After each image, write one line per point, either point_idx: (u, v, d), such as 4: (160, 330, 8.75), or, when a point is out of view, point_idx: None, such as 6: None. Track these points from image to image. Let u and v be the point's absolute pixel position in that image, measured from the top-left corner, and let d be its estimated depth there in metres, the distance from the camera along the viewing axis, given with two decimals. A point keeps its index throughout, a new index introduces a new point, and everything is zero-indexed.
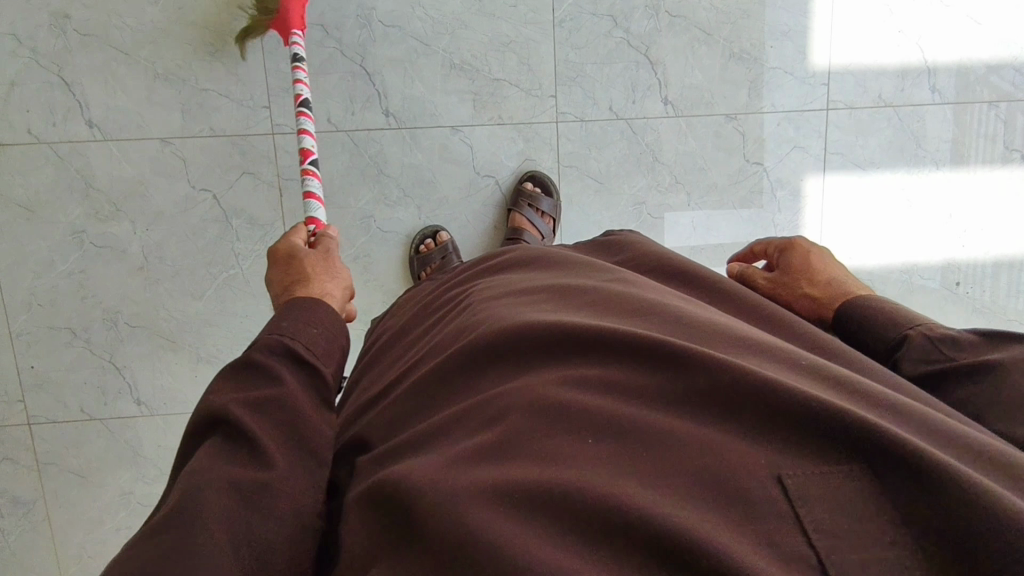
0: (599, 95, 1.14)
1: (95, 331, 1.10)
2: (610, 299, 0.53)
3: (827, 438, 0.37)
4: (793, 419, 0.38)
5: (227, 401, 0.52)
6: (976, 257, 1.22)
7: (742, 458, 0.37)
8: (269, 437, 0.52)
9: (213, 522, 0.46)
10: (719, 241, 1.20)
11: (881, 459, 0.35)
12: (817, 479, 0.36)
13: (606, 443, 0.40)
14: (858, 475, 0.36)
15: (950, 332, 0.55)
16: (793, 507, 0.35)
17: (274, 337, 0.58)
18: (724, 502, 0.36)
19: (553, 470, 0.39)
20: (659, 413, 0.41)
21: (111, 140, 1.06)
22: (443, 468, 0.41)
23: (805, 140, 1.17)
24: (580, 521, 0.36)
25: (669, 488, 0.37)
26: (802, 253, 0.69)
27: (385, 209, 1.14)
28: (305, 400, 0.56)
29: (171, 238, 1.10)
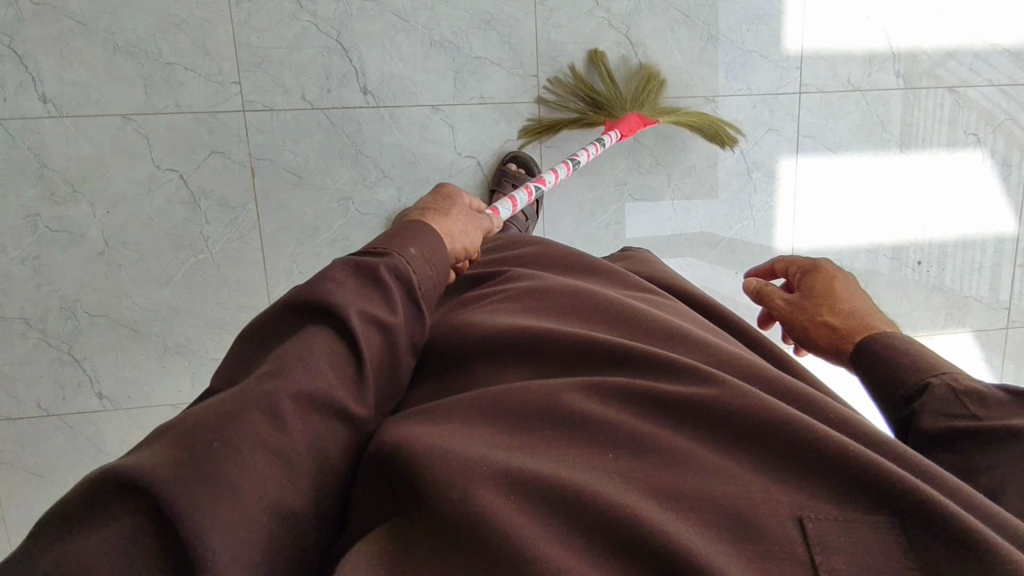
0: (582, 75, 1.09)
1: (52, 322, 1.04)
2: (632, 311, 0.50)
3: (856, 482, 0.34)
4: (822, 458, 0.34)
5: (350, 306, 0.47)
6: (934, 238, 1.22)
7: (764, 492, 0.34)
8: (373, 365, 0.47)
9: (302, 430, 0.41)
10: (698, 224, 1.17)
11: (911, 514, 0.32)
12: (839, 528, 0.33)
13: (628, 456, 0.37)
14: (882, 528, 0.32)
15: (977, 386, 0.52)
16: (810, 553, 0.32)
17: (402, 261, 0.52)
18: (739, 535, 0.32)
19: (571, 472, 0.35)
20: (687, 432, 0.38)
21: (66, 115, 0.99)
22: (449, 443, 0.37)
23: (779, 123, 1.14)
24: (599, 534, 0.32)
25: (691, 510, 0.34)
26: (826, 279, 0.68)
27: (365, 191, 1.08)
28: (408, 340, 0.51)
29: (135, 222, 1.03)
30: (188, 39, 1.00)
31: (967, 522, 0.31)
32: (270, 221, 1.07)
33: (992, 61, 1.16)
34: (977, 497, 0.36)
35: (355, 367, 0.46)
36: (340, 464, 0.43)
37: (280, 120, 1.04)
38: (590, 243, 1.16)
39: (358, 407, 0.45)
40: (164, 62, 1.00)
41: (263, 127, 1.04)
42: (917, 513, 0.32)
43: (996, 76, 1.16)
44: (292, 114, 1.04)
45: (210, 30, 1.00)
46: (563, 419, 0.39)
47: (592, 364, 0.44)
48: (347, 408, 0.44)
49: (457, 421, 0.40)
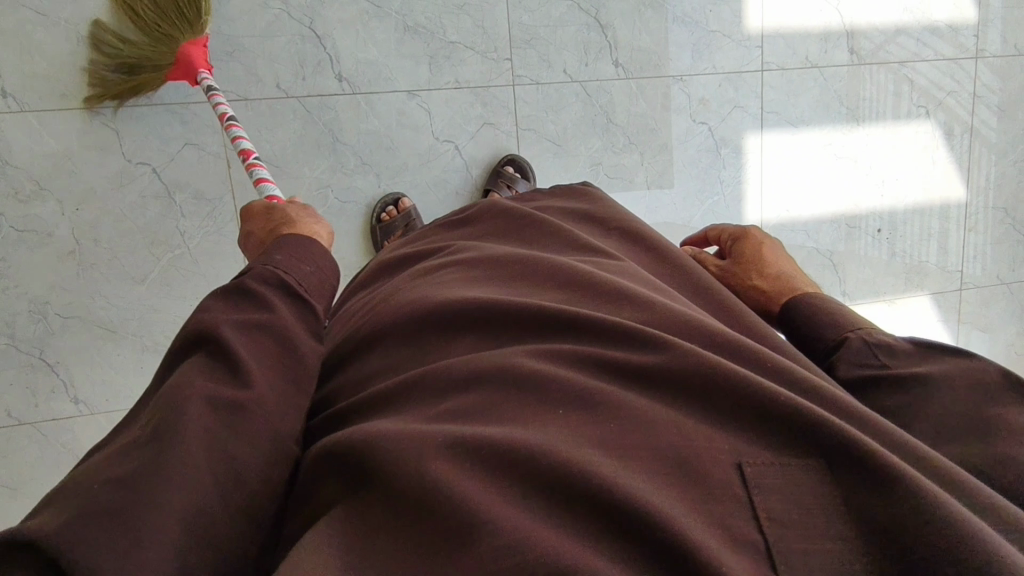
0: (553, 58, 1.12)
1: (21, 325, 1.05)
2: (579, 273, 0.53)
3: (784, 429, 0.38)
4: (758, 411, 0.39)
5: (216, 318, 0.48)
6: (893, 207, 1.27)
7: (704, 441, 0.38)
8: (257, 358, 0.48)
9: (187, 433, 0.41)
10: (671, 200, 1.20)
11: (836, 456, 0.37)
12: (773, 469, 0.37)
13: (574, 412, 0.40)
14: (812, 468, 0.37)
15: (887, 339, 0.57)
16: (748, 493, 0.36)
17: (267, 269, 0.55)
18: (683, 480, 0.36)
19: (520, 432, 0.38)
20: (631, 392, 0.41)
21: (29, 110, 1.00)
22: (408, 423, 0.40)
23: (744, 100, 1.18)
24: (547, 485, 0.35)
25: (634, 461, 0.37)
26: (755, 244, 0.71)
27: (342, 178, 1.11)
28: (298, 328, 0.52)
29: (107, 217, 1.05)
30: None
31: (872, 448, 0.36)
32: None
33: (937, 36, 1.21)
34: (889, 424, 0.41)
35: (231, 366, 0.46)
36: (250, 451, 0.43)
37: (256, 110, 1.05)
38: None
39: (248, 394, 0.45)
40: None
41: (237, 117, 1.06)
42: (836, 449, 0.37)
43: (941, 50, 1.22)
44: (268, 103, 1.05)
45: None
46: (515, 382, 0.42)
47: (542, 328, 0.47)
48: (232, 397, 0.44)
49: (419, 406, 0.43)
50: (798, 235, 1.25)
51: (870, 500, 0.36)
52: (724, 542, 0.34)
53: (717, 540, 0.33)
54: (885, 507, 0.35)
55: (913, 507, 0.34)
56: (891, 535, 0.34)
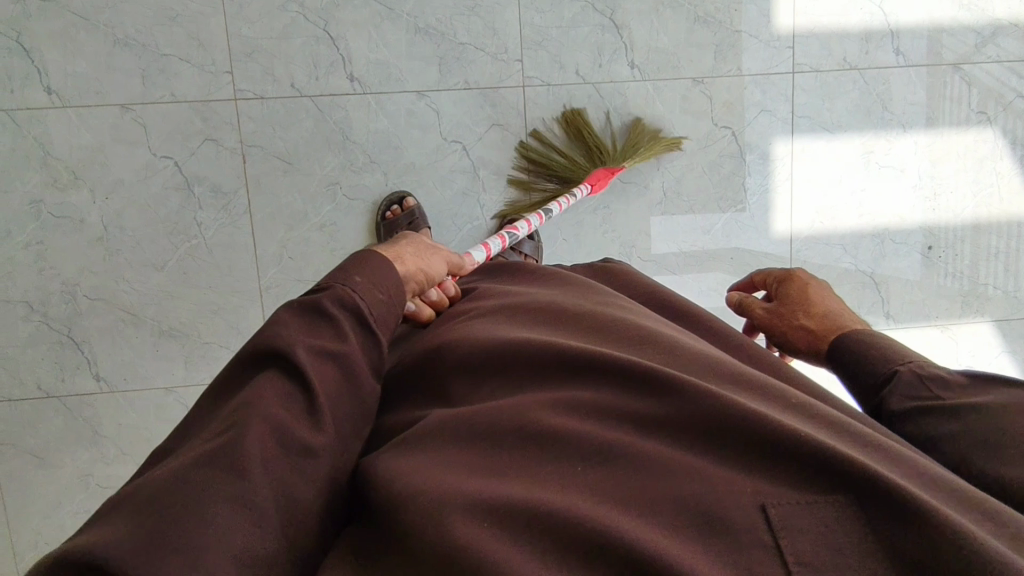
0: (566, 59, 1.09)
1: (53, 305, 1.03)
2: (600, 317, 0.49)
3: (814, 467, 0.34)
4: (782, 450, 0.35)
5: (293, 339, 0.43)
6: (947, 220, 1.20)
7: (724, 487, 0.34)
8: (327, 395, 0.43)
9: (266, 476, 0.38)
10: (689, 206, 1.16)
11: (869, 494, 0.33)
12: (799, 509, 0.33)
13: (597, 470, 0.36)
14: (842, 507, 0.33)
15: (939, 371, 0.53)
16: (774, 537, 0.32)
17: (345, 289, 0.48)
18: (706, 533, 0.33)
19: (540, 492, 0.35)
20: (652, 440, 0.37)
21: (70, 106, 1.00)
22: (422, 475, 0.37)
23: (772, 104, 1.14)
24: (579, 554, 0.32)
25: (658, 523, 0.33)
26: (801, 285, 0.66)
27: (351, 176, 1.07)
28: (365, 368, 0.47)
29: (133, 208, 1.03)
30: (183, 30, 1.00)
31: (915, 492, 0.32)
32: (262, 206, 1.05)
33: (999, 36, 1.16)
34: (942, 483, 0.38)
35: (306, 399, 0.42)
36: (311, 497, 0.40)
37: (270, 108, 1.03)
38: (579, 228, 1.15)
39: (319, 437, 0.41)
40: (160, 54, 1.00)
41: (255, 115, 1.03)
42: (870, 488, 0.33)
43: (1002, 51, 1.16)
44: (282, 102, 1.03)
45: (204, 22, 1.00)
46: (530, 440, 0.38)
47: (557, 373, 0.42)
48: (303, 442, 0.40)
49: (433, 450, 0.39)
50: (835, 249, 1.20)
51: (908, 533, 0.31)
52: None
53: None
54: (922, 540, 0.31)
55: (952, 539, 0.30)
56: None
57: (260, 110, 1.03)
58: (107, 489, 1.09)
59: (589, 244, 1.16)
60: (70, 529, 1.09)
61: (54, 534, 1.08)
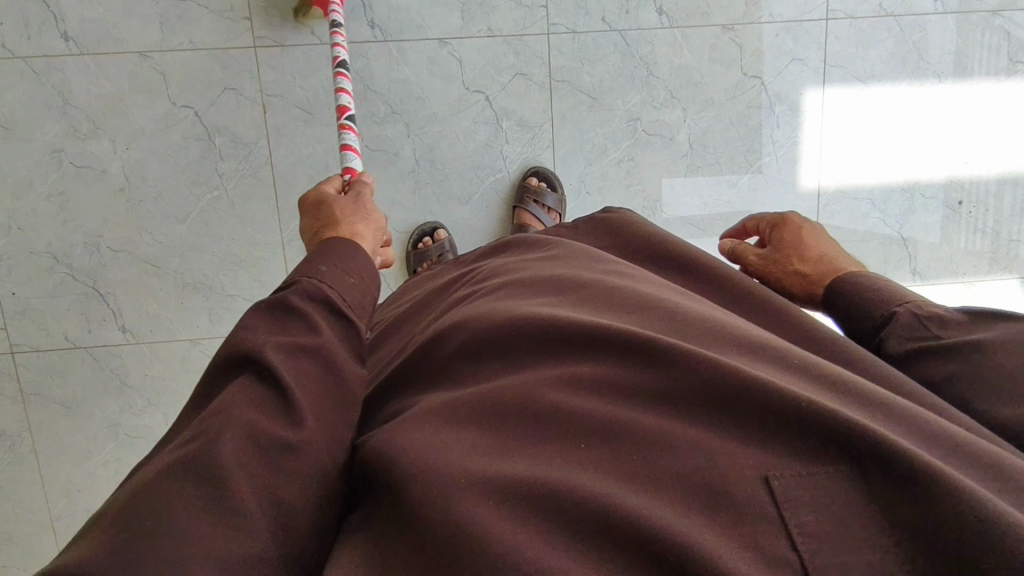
0: (591, 5, 1.05)
1: (78, 256, 1.05)
2: (605, 286, 0.48)
3: (813, 438, 0.33)
4: (785, 423, 0.34)
5: (262, 340, 0.45)
6: (979, 175, 1.15)
7: (728, 458, 0.33)
8: (303, 388, 0.45)
9: (241, 480, 0.39)
10: (717, 157, 1.12)
11: (868, 461, 0.32)
12: (803, 480, 0.32)
13: (599, 445, 0.36)
14: (844, 477, 0.32)
15: (938, 310, 0.51)
16: (778, 509, 0.32)
17: (312, 282, 0.51)
18: (711, 507, 0.32)
19: (543, 469, 0.35)
20: (654, 412, 0.37)
21: (88, 54, 1.00)
22: (428, 451, 0.37)
23: (804, 53, 1.09)
24: (582, 529, 0.32)
25: (661, 497, 0.33)
26: (795, 228, 0.65)
27: (372, 126, 1.05)
28: (344, 354, 0.48)
29: (154, 159, 1.04)
30: None
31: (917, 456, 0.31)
32: (283, 157, 1.05)
33: None
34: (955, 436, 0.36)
35: (280, 397, 0.43)
36: (297, 492, 0.41)
37: (291, 57, 1.02)
38: (603, 182, 1.12)
39: (299, 431, 0.43)
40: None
41: (274, 64, 1.02)
42: (869, 455, 0.32)
43: None
44: (301, 51, 1.02)
45: None
46: (535, 417, 0.38)
47: (559, 346, 0.42)
48: (279, 438, 0.41)
49: (440, 426, 0.39)
50: (862, 204, 1.15)
51: (906, 497, 0.31)
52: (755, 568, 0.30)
53: (747, 564, 0.30)
54: (926, 507, 0.30)
55: (949, 502, 0.30)
56: (932, 546, 0.30)
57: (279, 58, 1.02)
58: (137, 438, 1.12)
59: (612, 197, 1.13)
60: (102, 475, 1.13)
61: (86, 480, 1.12)
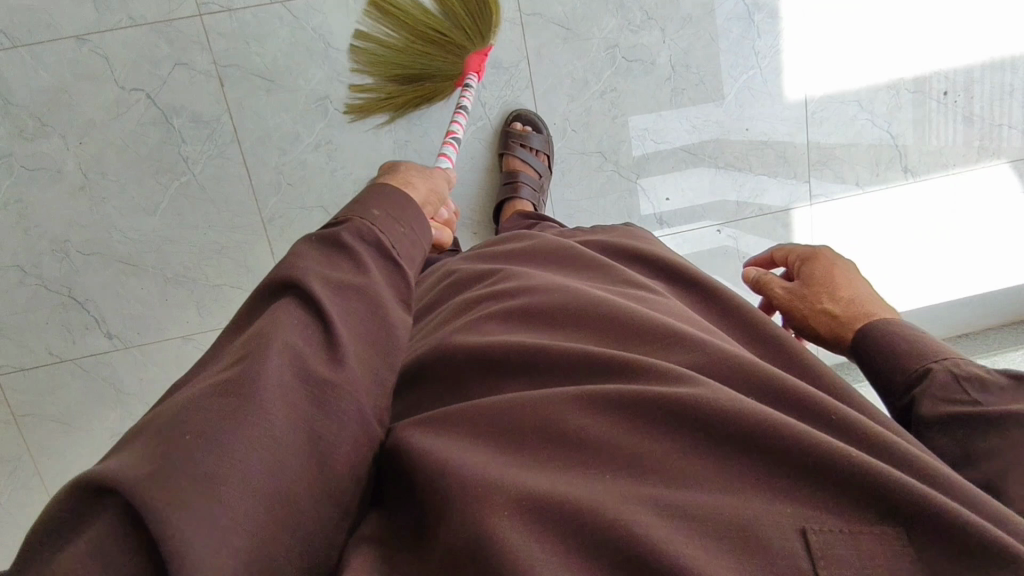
0: None
1: (46, 265, 1.03)
2: (636, 318, 0.47)
3: (854, 494, 0.31)
4: (826, 476, 0.32)
5: (309, 270, 0.44)
6: (970, 64, 1.16)
7: (756, 505, 0.31)
8: (345, 319, 0.43)
9: (284, 406, 0.36)
10: (697, 78, 1.13)
11: (916, 525, 0.30)
12: (846, 538, 0.30)
13: (621, 471, 0.34)
14: (891, 540, 0.30)
15: (977, 369, 0.50)
16: (812, 566, 0.29)
17: (363, 223, 0.51)
18: (735, 549, 0.30)
19: (563, 484, 0.33)
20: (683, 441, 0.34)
21: (21, 46, 0.97)
22: (445, 458, 0.35)
23: None
24: (599, 550, 0.30)
25: (685, 524, 0.30)
26: (825, 265, 0.64)
27: (340, 89, 1.03)
28: (390, 296, 0.48)
29: (108, 148, 1.01)
30: None
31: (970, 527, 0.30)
32: (248, 133, 1.03)
33: None
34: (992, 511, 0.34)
35: (323, 330, 0.41)
36: (340, 429, 0.38)
37: (240, 20, 0.99)
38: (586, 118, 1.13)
39: (338, 367, 0.40)
40: None
41: (223, 30, 0.99)
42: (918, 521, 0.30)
43: None
44: (251, 11, 0.99)
45: None
46: (555, 432, 0.36)
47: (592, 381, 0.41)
48: (321, 371, 0.39)
49: (458, 436, 0.37)
50: (850, 107, 1.16)
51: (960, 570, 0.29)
52: None
53: None
54: None
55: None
56: None
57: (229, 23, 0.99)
58: None
59: (609, 199, 1.18)
60: None
61: None
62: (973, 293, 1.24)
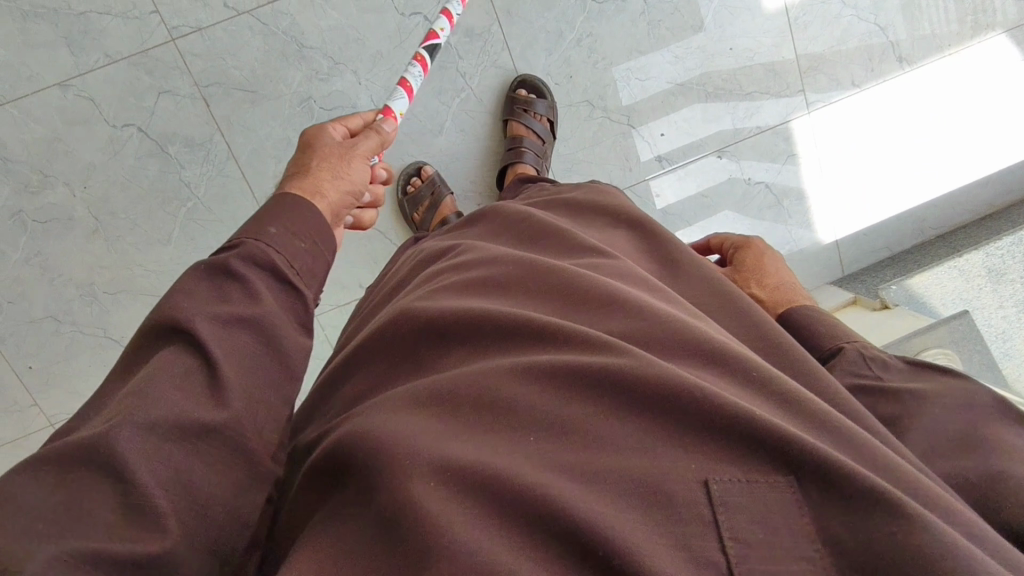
0: None
1: (78, 310, 1.09)
2: (576, 281, 0.49)
3: (756, 440, 0.33)
4: (732, 426, 0.34)
5: (195, 307, 0.45)
6: None
7: (671, 462, 0.33)
8: (232, 358, 0.44)
9: (150, 463, 0.38)
10: (673, 7, 1.11)
11: (806, 472, 0.32)
12: (742, 486, 0.32)
13: (547, 435, 0.36)
14: (783, 487, 0.32)
15: (880, 354, 0.54)
16: (713, 513, 0.31)
17: (256, 245, 0.50)
18: (643, 504, 0.32)
19: (490, 453, 0.35)
20: (606, 406, 0.36)
21: (9, 102, 1.01)
22: (386, 428, 0.37)
23: None
24: (517, 513, 0.32)
25: (599, 486, 0.33)
26: (756, 253, 0.67)
27: (321, 85, 1.06)
28: (284, 323, 0.48)
29: (114, 188, 1.05)
30: None
31: (852, 470, 0.32)
32: (242, 146, 1.06)
33: None
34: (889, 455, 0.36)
35: (207, 372, 0.43)
36: (217, 476, 0.41)
37: (211, 37, 1.02)
38: (568, 67, 1.11)
39: (222, 413, 0.41)
40: (78, 15, 0.99)
41: (197, 50, 1.02)
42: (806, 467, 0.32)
43: None
44: (221, 27, 1.02)
45: None
46: (488, 406, 0.38)
47: (526, 347, 0.43)
48: (199, 420, 0.40)
49: (399, 409, 0.39)
50: (834, 6, 1.13)
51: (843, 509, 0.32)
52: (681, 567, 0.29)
53: (673, 564, 0.29)
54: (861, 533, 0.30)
55: (888, 538, 0.30)
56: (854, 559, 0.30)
57: (201, 42, 1.02)
58: None
59: (602, 147, 1.16)
60: None
61: None
62: (983, 172, 1.24)
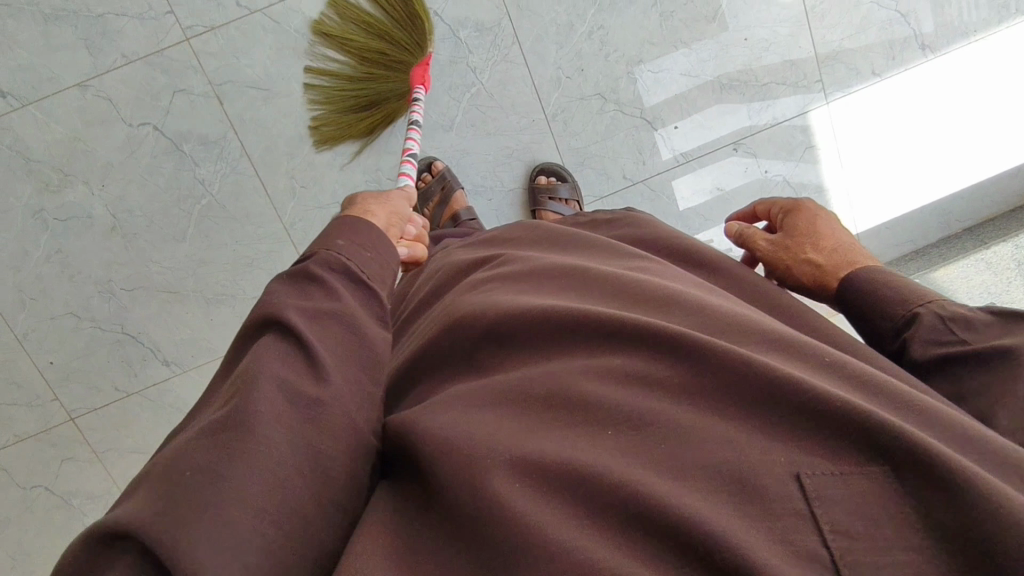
0: None
1: (96, 307, 1.08)
2: (631, 283, 0.49)
3: (846, 431, 0.33)
4: (820, 418, 0.34)
5: (285, 304, 0.45)
6: None
7: (762, 455, 0.33)
8: (327, 349, 0.44)
9: (270, 428, 0.38)
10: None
11: (900, 459, 0.32)
12: (838, 480, 0.32)
13: (626, 435, 0.36)
14: (877, 478, 0.32)
15: (962, 311, 0.52)
16: (810, 507, 0.32)
17: (331, 253, 0.51)
18: (738, 499, 0.32)
19: (571, 450, 0.35)
20: (684, 407, 0.37)
21: (29, 103, 1.01)
22: (460, 429, 0.37)
23: None
24: (610, 513, 0.32)
25: (691, 483, 0.33)
26: (809, 216, 0.66)
27: None
28: (366, 319, 0.48)
29: (131, 186, 1.05)
30: None
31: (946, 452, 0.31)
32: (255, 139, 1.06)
33: None
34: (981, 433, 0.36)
35: (305, 357, 0.43)
36: (335, 443, 0.41)
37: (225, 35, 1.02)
38: (579, 61, 1.11)
39: (324, 390, 0.42)
40: (95, 15, 0.99)
41: (211, 48, 1.02)
42: (895, 451, 0.32)
43: None
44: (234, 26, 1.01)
45: None
46: (562, 406, 0.38)
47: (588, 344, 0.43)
48: (306, 396, 0.41)
49: (470, 409, 0.40)
50: None
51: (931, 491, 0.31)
52: (784, 560, 0.30)
53: (775, 556, 0.30)
54: (964, 511, 0.30)
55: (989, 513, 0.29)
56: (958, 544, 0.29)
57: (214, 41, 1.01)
58: None
59: (615, 140, 1.15)
60: None
61: None
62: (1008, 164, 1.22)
